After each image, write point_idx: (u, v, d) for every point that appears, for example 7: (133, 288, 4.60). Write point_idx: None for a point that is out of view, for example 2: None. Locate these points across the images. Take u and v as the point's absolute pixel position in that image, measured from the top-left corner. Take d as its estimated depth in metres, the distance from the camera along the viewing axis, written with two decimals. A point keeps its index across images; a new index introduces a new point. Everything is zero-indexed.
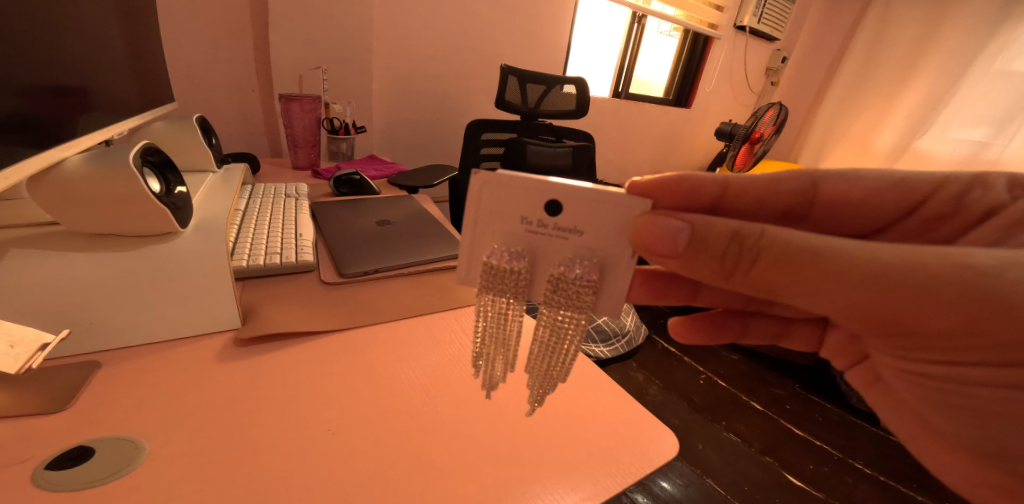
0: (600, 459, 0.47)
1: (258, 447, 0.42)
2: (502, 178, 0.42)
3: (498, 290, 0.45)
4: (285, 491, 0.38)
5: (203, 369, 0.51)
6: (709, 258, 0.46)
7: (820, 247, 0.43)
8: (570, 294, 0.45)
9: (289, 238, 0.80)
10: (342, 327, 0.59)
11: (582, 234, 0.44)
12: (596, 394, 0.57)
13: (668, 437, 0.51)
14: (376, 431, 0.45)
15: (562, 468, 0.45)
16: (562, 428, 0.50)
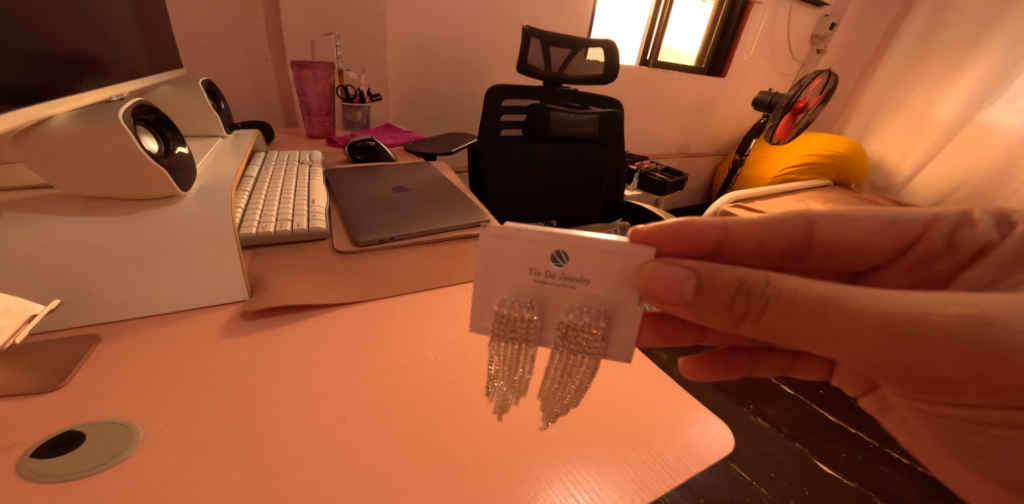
0: (639, 452, 0.41)
1: (261, 436, 0.36)
2: (511, 231, 0.35)
3: (503, 339, 0.38)
4: (287, 487, 0.33)
5: (206, 344, 0.46)
6: (713, 309, 0.38)
7: (823, 295, 0.35)
8: (580, 343, 0.37)
9: (301, 205, 0.75)
10: (356, 299, 0.53)
11: (591, 280, 0.37)
12: (632, 379, 0.50)
13: (722, 429, 0.44)
14: (390, 419, 0.39)
15: (599, 463, 0.39)
16: (596, 417, 0.44)
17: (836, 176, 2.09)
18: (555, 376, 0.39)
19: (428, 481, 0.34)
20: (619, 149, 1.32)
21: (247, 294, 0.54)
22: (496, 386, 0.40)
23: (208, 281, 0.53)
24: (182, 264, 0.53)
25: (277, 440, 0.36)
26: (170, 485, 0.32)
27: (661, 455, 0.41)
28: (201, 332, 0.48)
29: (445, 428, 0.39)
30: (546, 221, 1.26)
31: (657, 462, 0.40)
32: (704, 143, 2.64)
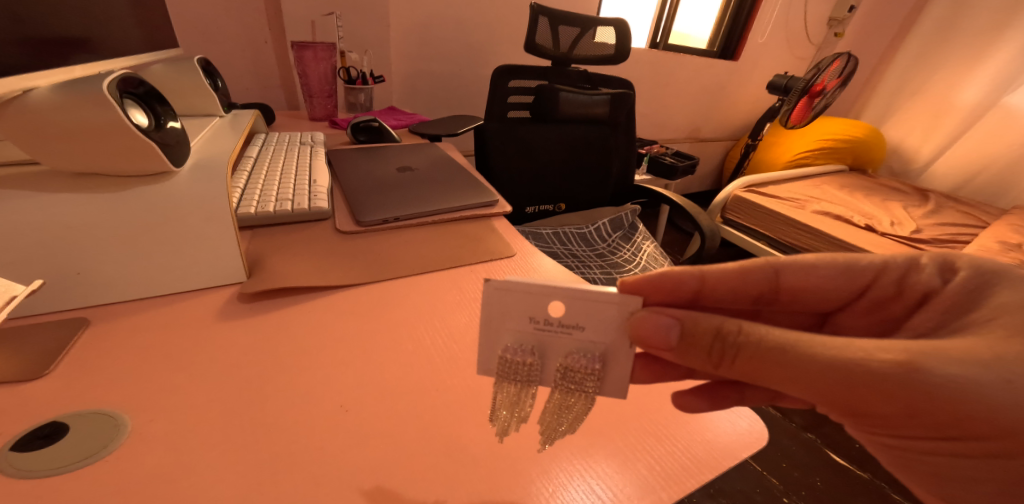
0: (665, 443, 0.37)
1: (259, 429, 0.32)
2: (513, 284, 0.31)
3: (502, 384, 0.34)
4: (288, 482, 0.29)
5: (201, 326, 0.42)
6: (692, 358, 0.33)
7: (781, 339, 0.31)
8: (577, 385, 0.33)
9: (303, 184, 0.72)
10: (360, 281, 0.49)
11: (588, 324, 0.33)
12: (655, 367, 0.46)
13: (754, 423, 0.41)
14: (399, 408, 0.35)
15: (622, 454, 0.36)
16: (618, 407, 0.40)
17: (852, 161, 2.02)
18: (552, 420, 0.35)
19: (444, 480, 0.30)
20: (630, 131, 1.23)
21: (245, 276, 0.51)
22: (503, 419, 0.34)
23: (205, 262, 0.50)
24: (177, 243, 0.49)
25: (277, 434, 0.32)
26: (158, 484, 0.29)
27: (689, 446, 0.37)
28: (196, 315, 0.44)
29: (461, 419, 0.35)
30: (556, 205, 1.18)
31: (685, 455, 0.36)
32: (716, 128, 2.55)
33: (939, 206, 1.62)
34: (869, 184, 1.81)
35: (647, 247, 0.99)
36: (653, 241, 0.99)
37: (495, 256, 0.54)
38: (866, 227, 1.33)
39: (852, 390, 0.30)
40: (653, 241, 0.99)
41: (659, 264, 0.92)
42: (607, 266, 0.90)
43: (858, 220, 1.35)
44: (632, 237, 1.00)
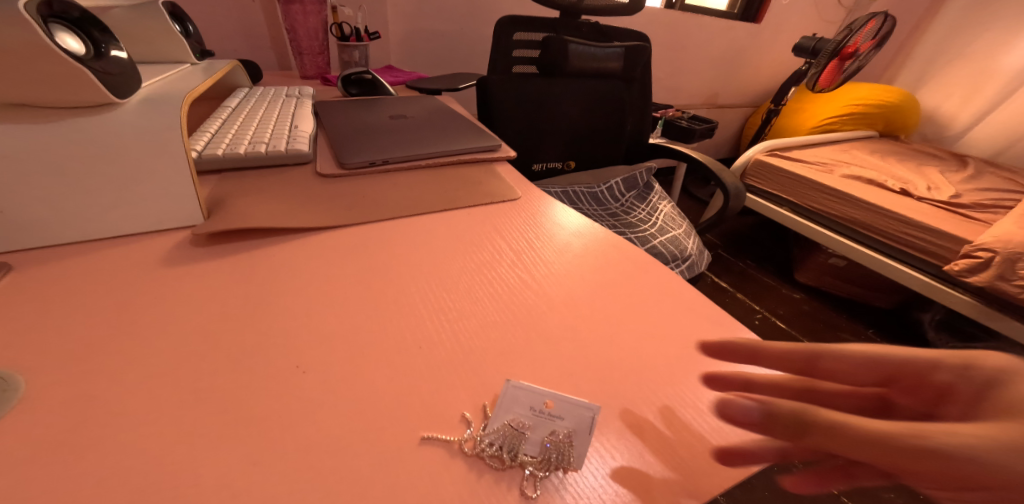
0: (693, 414, 0.24)
1: (189, 394, 0.24)
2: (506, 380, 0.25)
3: (492, 417, 0.23)
4: (218, 462, 0.21)
5: (140, 273, 0.34)
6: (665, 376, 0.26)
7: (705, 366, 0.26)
8: (556, 460, 0.21)
9: (283, 130, 0.64)
10: (337, 224, 0.41)
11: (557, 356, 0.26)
12: (684, 306, 0.32)
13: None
14: (368, 366, 0.26)
15: (630, 429, 0.23)
16: (636, 358, 0.27)
17: (882, 127, 1.88)
18: (430, 436, 0.22)
19: (437, 454, 0.21)
20: (645, 87, 1.11)
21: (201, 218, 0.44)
22: (489, 448, 0.21)
23: (155, 204, 0.43)
24: (121, 181, 0.41)
25: (213, 398, 0.24)
26: (41, 468, 0.20)
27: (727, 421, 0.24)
28: (138, 262, 0.36)
29: (460, 371, 0.25)
30: (564, 163, 1.03)
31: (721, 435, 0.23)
32: (734, 94, 2.32)
33: (980, 172, 1.48)
34: (901, 149, 1.68)
35: (663, 207, 0.90)
36: (669, 201, 0.90)
37: (497, 199, 0.46)
38: (901, 191, 1.19)
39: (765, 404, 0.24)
40: (669, 201, 0.90)
41: (676, 225, 0.83)
42: (620, 226, 0.82)
43: (891, 184, 1.22)
44: (646, 198, 0.91)
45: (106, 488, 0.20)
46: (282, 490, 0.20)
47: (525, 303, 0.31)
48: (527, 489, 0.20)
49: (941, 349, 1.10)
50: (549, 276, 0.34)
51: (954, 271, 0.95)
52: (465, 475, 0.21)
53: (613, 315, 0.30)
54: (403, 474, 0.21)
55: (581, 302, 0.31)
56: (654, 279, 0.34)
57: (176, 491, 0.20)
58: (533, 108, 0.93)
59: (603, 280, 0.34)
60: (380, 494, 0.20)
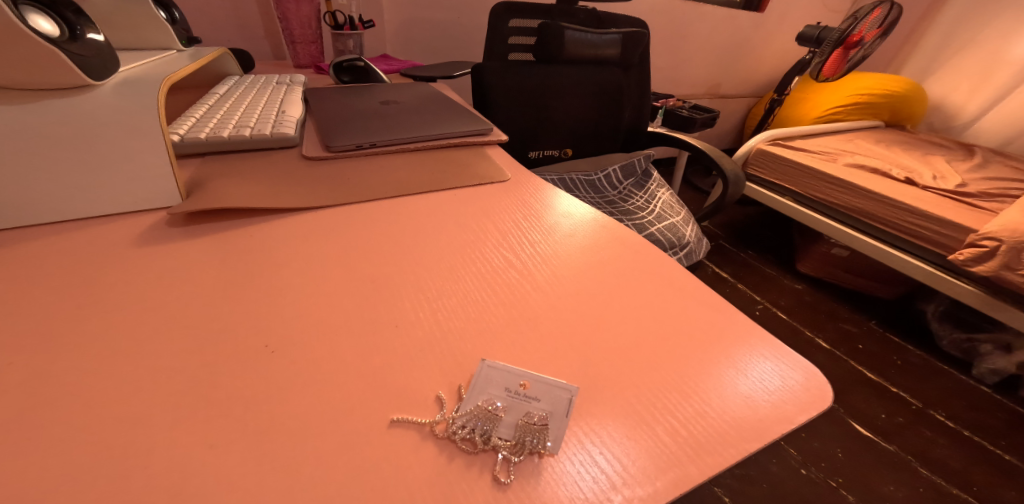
0: (674, 398, 0.22)
1: (149, 373, 0.22)
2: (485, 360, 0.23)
3: (466, 398, 0.21)
4: (181, 443, 0.19)
5: (110, 251, 0.32)
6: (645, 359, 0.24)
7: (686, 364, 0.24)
8: (531, 445, 0.20)
9: (270, 116, 0.62)
10: (319, 204, 0.39)
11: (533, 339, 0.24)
12: (675, 288, 0.30)
13: (806, 371, 0.25)
14: (345, 345, 0.24)
15: (613, 413, 0.21)
16: (622, 342, 0.25)
17: (888, 117, 1.84)
18: (400, 418, 0.20)
19: (409, 438, 0.20)
20: (643, 76, 1.09)
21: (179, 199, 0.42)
22: (461, 431, 0.20)
23: (131, 183, 0.40)
24: (95, 159, 0.39)
25: (173, 378, 0.22)
26: None
27: (712, 408, 0.22)
28: (109, 239, 0.34)
29: (438, 352, 0.24)
30: (562, 150, 1.01)
31: (706, 424, 0.21)
32: (736, 85, 2.24)
33: (987, 161, 1.45)
34: (907, 139, 1.64)
35: (661, 195, 0.88)
36: (668, 188, 0.89)
37: (485, 181, 0.44)
38: (905, 180, 1.17)
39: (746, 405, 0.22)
40: (668, 188, 0.88)
41: (675, 212, 0.82)
42: (617, 214, 0.80)
43: (895, 173, 1.19)
44: (644, 185, 0.89)
45: (55, 468, 0.18)
46: (239, 475, 0.18)
47: (509, 283, 0.29)
48: (499, 473, 0.19)
49: (944, 340, 1.09)
50: (536, 257, 0.32)
51: (959, 261, 0.93)
52: (436, 458, 0.19)
53: (596, 297, 0.28)
54: (369, 459, 0.19)
55: (568, 284, 0.29)
56: (647, 261, 0.33)
57: (125, 473, 0.18)
58: (532, 97, 0.91)
59: (591, 260, 0.32)
60: (344, 481, 0.18)
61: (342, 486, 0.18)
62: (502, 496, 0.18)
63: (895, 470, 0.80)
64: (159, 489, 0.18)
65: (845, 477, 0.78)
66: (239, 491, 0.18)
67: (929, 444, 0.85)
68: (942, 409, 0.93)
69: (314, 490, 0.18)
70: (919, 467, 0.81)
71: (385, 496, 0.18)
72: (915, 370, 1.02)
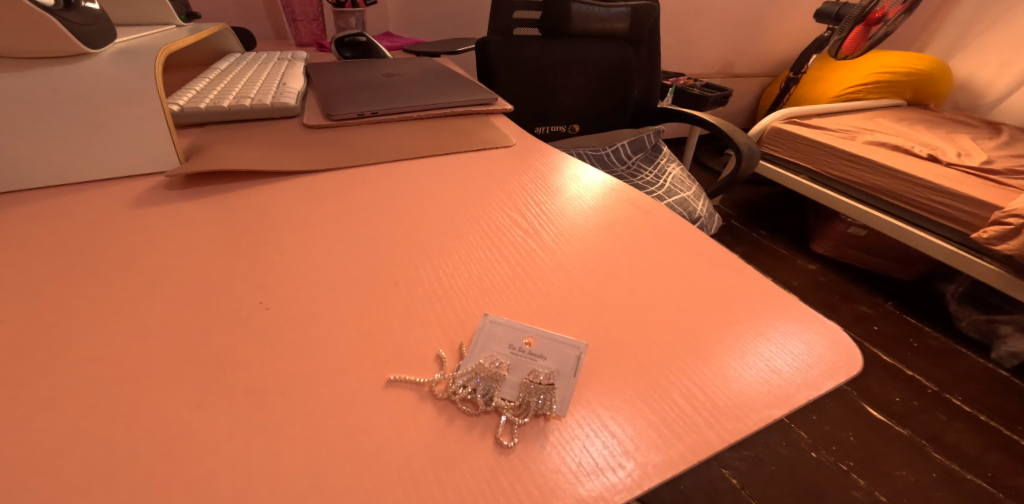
0: (687, 362, 0.20)
1: (135, 335, 0.21)
2: (490, 325, 0.22)
3: (467, 357, 0.20)
4: (170, 397, 0.18)
5: (103, 214, 0.31)
6: (659, 324, 0.22)
7: (704, 329, 0.22)
8: (537, 407, 0.18)
9: (271, 88, 0.60)
10: (318, 168, 0.37)
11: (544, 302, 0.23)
12: (690, 248, 0.28)
13: (833, 334, 0.22)
14: (339, 304, 0.23)
15: (621, 375, 0.19)
16: (633, 302, 0.23)
17: (910, 95, 1.74)
18: (397, 378, 0.19)
19: (406, 400, 0.18)
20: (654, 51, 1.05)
21: (179, 163, 0.40)
22: (462, 391, 0.18)
23: (131, 146, 0.39)
24: (93, 119, 0.37)
25: (161, 339, 0.21)
26: None
27: (733, 372, 0.20)
28: (102, 204, 0.32)
29: (439, 311, 0.22)
30: (569, 126, 0.97)
31: (725, 388, 0.19)
32: (749, 64, 2.07)
33: (1015, 139, 1.38)
34: (929, 116, 1.58)
35: (672, 170, 0.86)
36: (679, 163, 0.86)
37: (490, 146, 0.42)
38: (928, 156, 1.13)
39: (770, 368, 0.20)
40: (679, 163, 0.86)
41: (685, 187, 0.79)
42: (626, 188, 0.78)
43: (918, 149, 1.15)
44: (654, 160, 0.86)
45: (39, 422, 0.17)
46: (227, 434, 0.17)
47: (514, 241, 0.28)
48: (502, 437, 0.17)
49: (963, 321, 1.05)
50: (541, 220, 0.30)
51: (983, 239, 0.89)
52: (436, 421, 0.18)
53: (606, 260, 0.26)
54: (362, 420, 0.17)
55: (577, 244, 0.28)
56: (659, 222, 0.31)
57: (107, 433, 0.17)
58: (538, 69, 0.87)
59: (600, 224, 0.30)
60: (337, 443, 0.17)
61: (335, 449, 0.16)
62: (504, 460, 0.16)
63: (909, 454, 0.78)
64: (141, 450, 0.16)
65: (857, 460, 0.76)
66: (225, 451, 0.16)
67: (945, 429, 0.83)
68: (958, 393, 0.90)
69: (305, 451, 0.16)
70: (933, 452, 0.79)
71: (382, 459, 0.16)
72: (931, 353, 0.99)
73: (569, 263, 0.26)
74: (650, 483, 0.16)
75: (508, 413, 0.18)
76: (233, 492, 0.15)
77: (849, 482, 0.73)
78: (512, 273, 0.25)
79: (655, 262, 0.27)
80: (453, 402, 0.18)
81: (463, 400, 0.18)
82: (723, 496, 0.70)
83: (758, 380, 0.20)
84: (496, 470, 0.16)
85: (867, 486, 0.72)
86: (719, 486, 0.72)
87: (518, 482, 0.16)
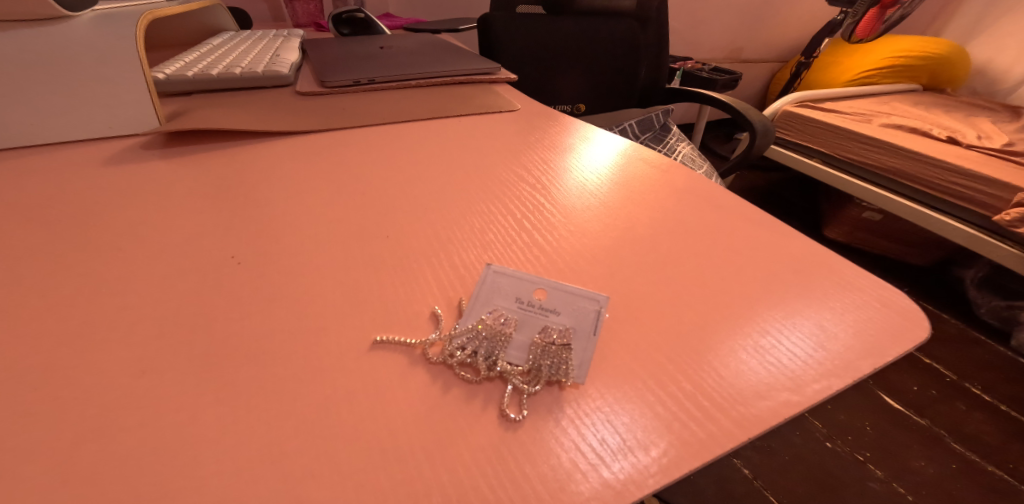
0: (724, 328, 0.17)
1: (78, 290, 0.18)
2: (494, 281, 0.19)
3: (467, 317, 0.17)
4: (117, 356, 0.15)
5: (65, 170, 0.28)
6: (686, 288, 0.19)
7: (741, 295, 0.19)
8: (550, 373, 0.15)
9: (263, 58, 0.55)
10: (307, 130, 0.34)
11: (554, 261, 0.20)
12: (717, 207, 0.25)
13: (890, 297, 0.19)
14: (320, 262, 0.20)
15: (645, 338, 0.17)
16: (656, 260, 0.20)
17: (926, 80, 1.64)
18: (384, 339, 0.16)
19: (394, 365, 0.15)
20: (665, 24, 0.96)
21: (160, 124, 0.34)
22: (460, 353, 0.16)
23: (103, 102, 0.33)
24: (66, 73, 0.32)
25: (108, 295, 0.17)
26: None
27: (782, 336, 0.17)
28: (66, 162, 0.29)
29: (436, 267, 0.20)
30: (574, 106, 0.88)
31: (773, 354, 0.16)
32: (759, 49, 1.94)
33: None
34: (945, 100, 1.52)
35: (681, 149, 0.82)
36: (689, 142, 0.82)
37: (492, 110, 0.39)
38: (947, 139, 1.08)
39: (824, 338, 0.17)
40: (688, 142, 0.82)
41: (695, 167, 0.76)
42: None
43: (937, 132, 1.10)
44: (663, 139, 0.82)
45: None
46: (179, 401, 0.14)
47: (519, 197, 0.25)
48: (508, 408, 0.14)
49: (982, 308, 1.01)
50: (551, 182, 0.27)
51: (1005, 222, 0.84)
52: (428, 390, 0.15)
53: (623, 218, 0.23)
54: (341, 385, 0.15)
55: (591, 201, 0.25)
56: (681, 181, 0.27)
57: (36, 399, 0.14)
58: (537, 42, 0.78)
59: (615, 183, 0.27)
60: (310, 416, 0.14)
61: (306, 422, 0.14)
62: (512, 437, 0.13)
63: (927, 444, 0.75)
64: (68, 423, 0.13)
65: (875, 450, 0.73)
66: (171, 423, 0.13)
67: (966, 419, 0.80)
68: (978, 382, 0.87)
69: (270, 424, 0.13)
70: (952, 441, 0.76)
71: (363, 434, 0.13)
72: (948, 341, 0.96)
73: (581, 221, 0.23)
74: (691, 464, 0.13)
75: (515, 379, 0.15)
76: (175, 472, 0.12)
77: (867, 473, 0.70)
78: (515, 232, 0.22)
79: (679, 220, 0.23)
80: (450, 367, 0.15)
81: (460, 363, 0.16)
82: (735, 485, 0.67)
83: (811, 350, 0.16)
84: (500, 448, 0.13)
85: (885, 477, 0.69)
86: (732, 476, 0.69)
87: (527, 463, 0.13)
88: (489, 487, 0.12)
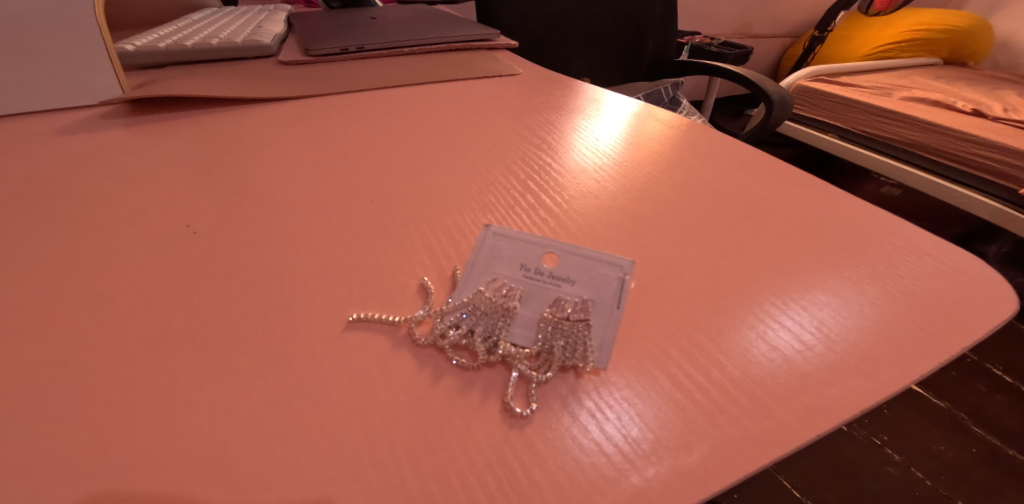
0: (777, 306, 0.14)
1: (11, 271, 0.15)
2: (494, 246, 0.16)
3: (461, 290, 0.14)
4: (42, 345, 0.12)
5: (14, 139, 0.25)
6: (723, 257, 0.16)
7: (790, 264, 0.16)
8: (564, 355, 0.12)
9: (244, 29, 0.51)
10: (288, 97, 0.31)
11: (565, 229, 0.17)
12: (750, 167, 0.22)
13: (965, 263, 0.16)
14: (292, 234, 0.17)
15: (677, 320, 0.14)
16: (682, 223, 0.18)
17: (946, 54, 1.56)
18: (362, 317, 0.13)
19: (372, 347, 0.13)
20: None
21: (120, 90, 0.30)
22: (451, 333, 0.13)
23: (52, 71, 0.28)
24: None
25: (42, 276, 0.15)
26: None
27: (846, 310, 0.14)
28: (17, 132, 0.25)
29: (428, 235, 0.17)
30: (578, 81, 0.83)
31: (835, 329, 0.13)
32: (771, 22, 1.85)
33: None
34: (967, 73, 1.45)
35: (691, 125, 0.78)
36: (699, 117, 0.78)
37: (492, 75, 0.36)
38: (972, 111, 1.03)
39: (904, 318, 0.14)
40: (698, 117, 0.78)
41: None
42: None
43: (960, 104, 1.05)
44: None
45: None
46: (114, 397, 0.11)
47: (524, 159, 0.22)
48: (513, 401, 0.11)
49: None
50: (559, 147, 0.23)
51: None
52: (414, 378, 0.12)
53: (642, 181, 0.20)
54: (311, 376, 0.12)
55: (605, 163, 0.22)
56: (706, 141, 0.24)
57: None
58: (537, 12, 0.72)
59: (630, 145, 0.24)
60: (270, 413, 0.11)
61: (261, 418, 0.11)
62: (517, 436, 0.11)
63: (946, 428, 0.72)
64: None
65: (891, 434, 0.71)
66: (96, 424, 0.11)
67: (985, 402, 0.76)
68: (1000, 363, 0.84)
69: (215, 423, 0.11)
70: (972, 425, 0.73)
71: (333, 434, 0.11)
72: None
73: (587, 184, 0.20)
74: (745, 468, 0.10)
75: (521, 364, 0.12)
76: (92, 487, 0.10)
77: (882, 457, 0.67)
78: (511, 199, 0.19)
79: (708, 180, 0.20)
80: (440, 345, 0.13)
81: (453, 343, 0.13)
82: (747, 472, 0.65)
83: (889, 331, 0.13)
84: (502, 448, 0.11)
85: (903, 461, 0.67)
86: None
87: (537, 467, 0.10)
88: (487, 498, 0.10)
